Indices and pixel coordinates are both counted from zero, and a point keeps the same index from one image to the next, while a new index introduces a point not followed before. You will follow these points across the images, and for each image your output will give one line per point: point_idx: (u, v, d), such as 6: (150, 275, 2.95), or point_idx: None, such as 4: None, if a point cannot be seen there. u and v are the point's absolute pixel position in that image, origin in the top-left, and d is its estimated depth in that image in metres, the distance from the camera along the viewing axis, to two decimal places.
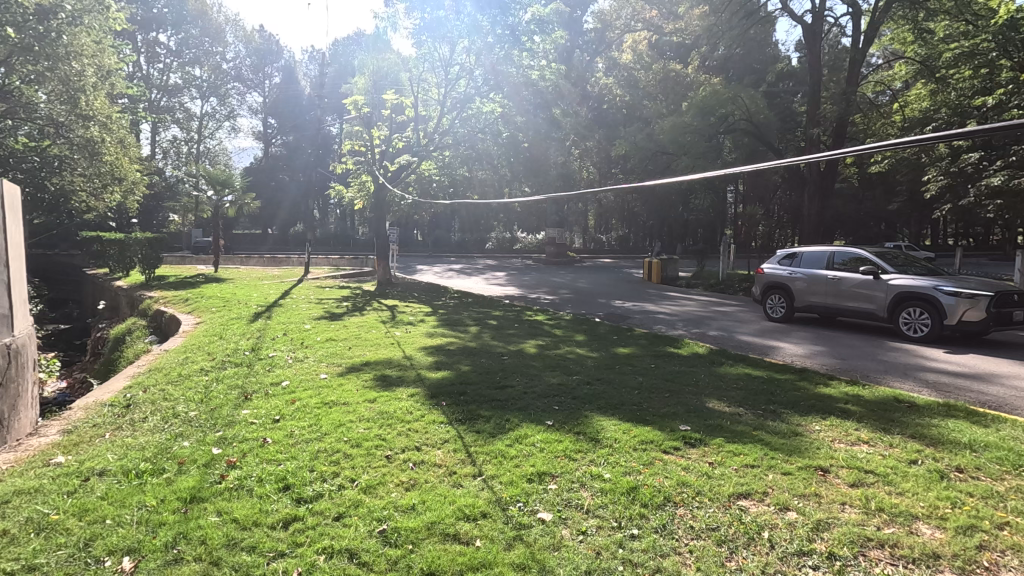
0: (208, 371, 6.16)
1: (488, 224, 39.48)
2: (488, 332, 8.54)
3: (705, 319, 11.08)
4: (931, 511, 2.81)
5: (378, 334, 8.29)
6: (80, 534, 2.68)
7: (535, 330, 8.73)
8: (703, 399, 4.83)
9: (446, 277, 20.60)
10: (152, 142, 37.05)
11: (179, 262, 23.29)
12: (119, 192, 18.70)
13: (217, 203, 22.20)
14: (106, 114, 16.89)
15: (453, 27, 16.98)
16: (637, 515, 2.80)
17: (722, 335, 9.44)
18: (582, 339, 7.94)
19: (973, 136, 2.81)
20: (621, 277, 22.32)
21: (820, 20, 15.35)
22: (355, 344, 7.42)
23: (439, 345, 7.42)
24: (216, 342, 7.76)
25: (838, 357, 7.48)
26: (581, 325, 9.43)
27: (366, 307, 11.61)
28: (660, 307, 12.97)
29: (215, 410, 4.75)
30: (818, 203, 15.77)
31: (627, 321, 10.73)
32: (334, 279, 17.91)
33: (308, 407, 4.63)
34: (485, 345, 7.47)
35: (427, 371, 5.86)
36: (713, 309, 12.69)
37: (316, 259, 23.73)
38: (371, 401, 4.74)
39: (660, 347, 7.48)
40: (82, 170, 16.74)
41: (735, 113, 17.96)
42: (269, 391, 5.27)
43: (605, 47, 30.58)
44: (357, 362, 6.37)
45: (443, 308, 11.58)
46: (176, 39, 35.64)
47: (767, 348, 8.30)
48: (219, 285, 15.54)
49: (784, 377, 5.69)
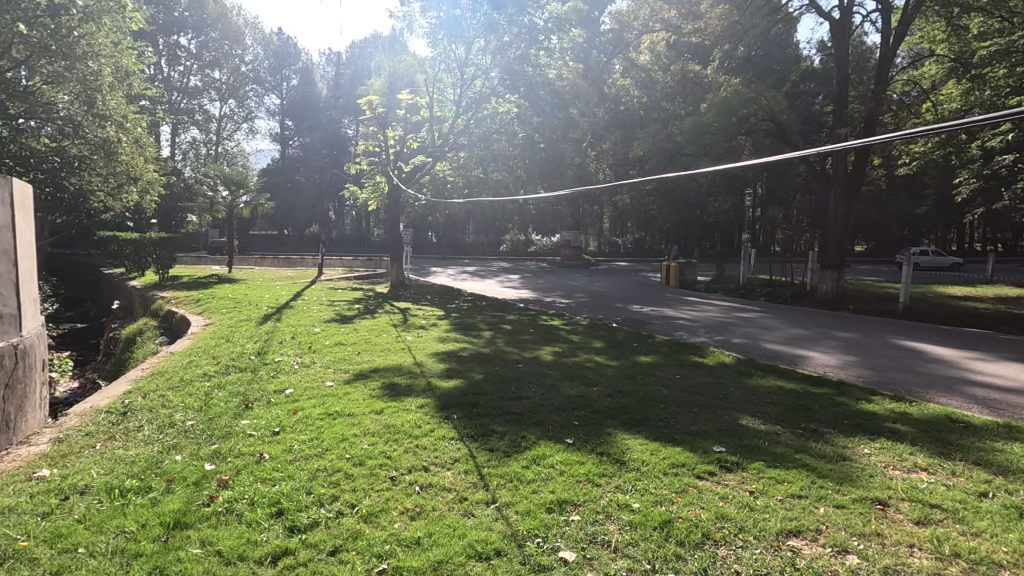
0: (212, 377, 5.91)
1: (503, 227, 39.17)
2: (503, 337, 8.22)
3: (728, 326, 10.64)
4: (1017, 559, 2.42)
5: (389, 338, 8.01)
6: (46, 567, 2.40)
7: (551, 336, 8.37)
8: (736, 415, 4.45)
9: (460, 280, 20.37)
10: (173, 143, 37.81)
11: (194, 262, 23.46)
12: (135, 192, 18.73)
13: (232, 203, 22.13)
14: (123, 114, 16.93)
15: (471, 27, 16.71)
16: (673, 557, 2.44)
17: (746, 343, 9.01)
18: (601, 346, 7.58)
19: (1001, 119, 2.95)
20: (638, 281, 21.84)
21: (848, 16, 14.80)
22: (364, 350, 7.11)
23: (451, 351, 7.11)
24: (222, 345, 7.54)
25: (874, 368, 7.05)
26: (599, 331, 9.01)
27: (377, 309, 11.33)
28: (679, 313, 12.52)
29: (213, 421, 4.48)
30: (845, 206, 15.19)
31: (646, 326, 10.35)
32: (347, 280, 17.78)
33: (310, 418, 4.35)
34: (500, 351, 7.12)
35: (438, 380, 5.53)
36: (735, 315, 12.24)
37: (329, 261, 23.66)
38: (378, 413, 4.43)
39: (683, 355, 7.07)
40: (99, 169, 16.73)
41: (757, 113, 17.47)
42: (271, 400, 4.99)
43: (622, 48, 30.24)
44: (366, 368, 6.08)
45: (455, 312, 11.29)
46: (196, 41, 36.18)
47: (797, 358, 7.86)
48: (231, 285, 15.42)
49: (820, 392, 5.24)
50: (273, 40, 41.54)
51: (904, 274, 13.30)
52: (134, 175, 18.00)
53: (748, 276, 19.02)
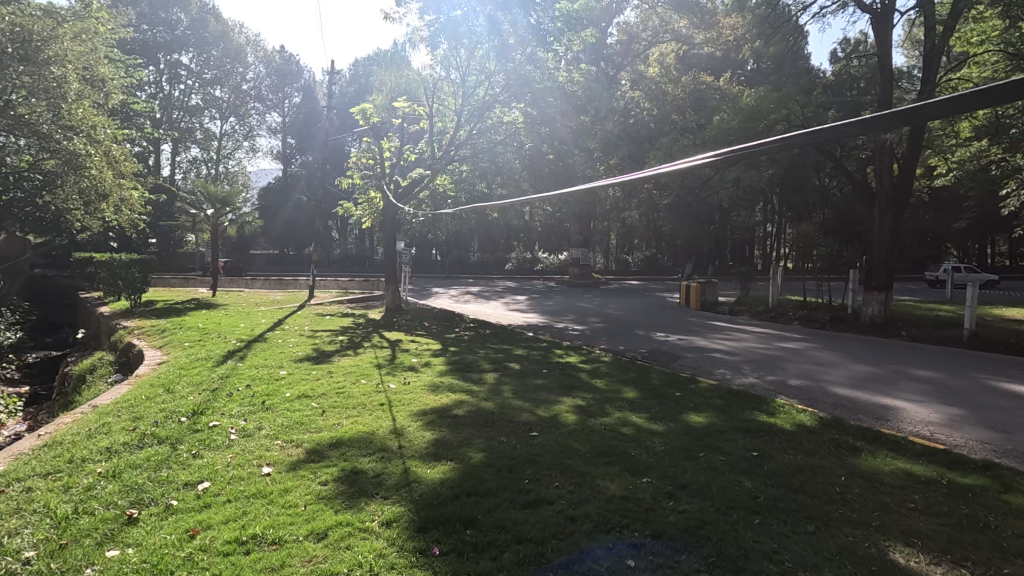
0: (111, 455, 4.30)
1: (508, 245, 37.75)
2: (510, 384, 6.58)
3: (776, 361, 8.99)
4: None
5: (367, 387, 6.40)
6: None
7: (570, 381, 6.73)
8: (882, 544, 2.81)
9: (463, 302, 18.86)
10: (173, 162, 37.26)
11: (182, 284, 22.15)
12: (113, 211, 16.73)
13: (216, 222, 20.53)
14: (94, 126, 15.01)
15: (472, 31, 15.28)
16: None
17: (808, 386, 7.37)
18: (634, 397, 5.96)
19: (971, 110, 2.22)
20: (655, 302, 20.23)
21: (892, 10, 13.22)
22: (331, 408, 5.46)
23: (443, 407, 5.51)
24: (154, 399, 5.95)
25: (993, 427, 5.42)
26: (627, 372, 7.39)
27: (363, 343, 9.71)
28: (712, 343, 10.82)
29: (59, 555, 2.87)
30: (892, 221, 13.57)
31: (678, 362, 8.72)
32: (340, 304, 16.36)
33: (208, 553, 2.77)
34: (507, 408, 5.47)
35: (421, 465, 3.90)
36: (778, 346, 10.51)
37: (324, 282, 22.23)
38: (319, 542, 2.85)
39: (746, 412, 5.40)
40: (65, 185, 15.04)
41: (787, 120, 15.88)
42: (172, 505, 3.40)
43: (631, 60, 29.23)
44: (326, 441, 4.45)
45: (454, 345, 9.69)
46: (197, 60, 35.59)
47: (884, 410, 6.19)
48: (208, 312, 13.94)
49: (976, 485, 3.60)
50: (275, 57, 40.60)
51: (969, 296, 11.62)
52: (102, 194, 16.01)
53: (777, 297, 17.38)
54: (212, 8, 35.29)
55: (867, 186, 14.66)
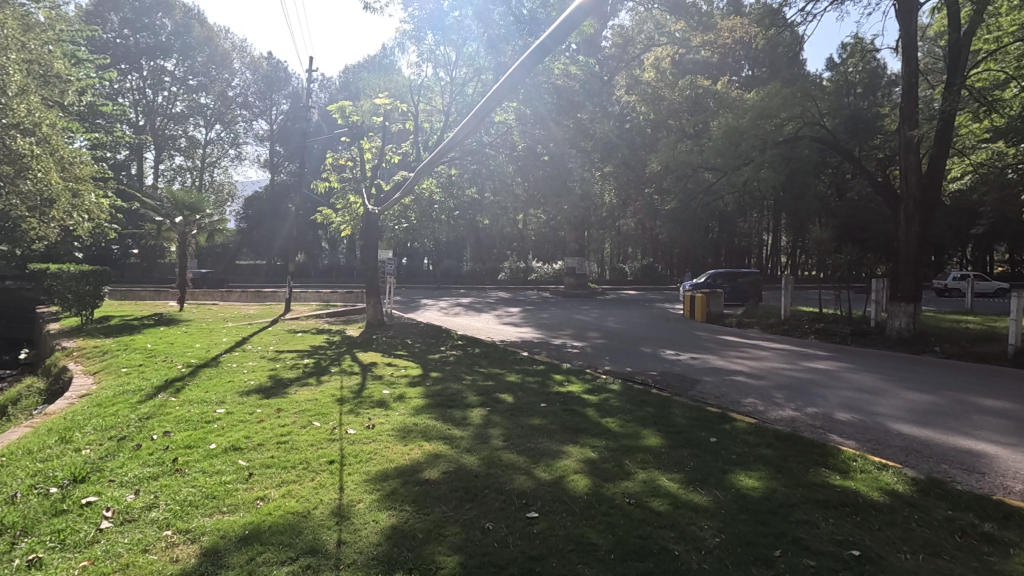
0: None
1: (502, 253, 36.50)
2: (500, 425, 5.28)
3: (810, 386, 7.71)
4: None
5: (320, 432, 5.03)
6: None
7: (574, 420, 5.42)
8: None
9: (451, 315, 17.58)
10: (154, 170, 35.89)
11: (152, 296, 20.71)
12: (67, 217, 15.22)
13: (185, 230, 19.13)
14: (38, 123, 13.49)
15: (460, 26, 14.10)
16: None
17: (861, 420, 6.10)
18: (658, 446, 4.66)
19: None
20: (657, 314, 18.99)
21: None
22: (260, 469, 4.10)
23: (412, 465, 4.16)
24: (30, 455, 4.51)
25: None
26: (642, 405, 6.11)
27: (329, 368, 8.34)
28: (731, 364, 9.51)
29: None
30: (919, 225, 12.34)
31: (699, 390, 7.42)
32: (318, 319, 15.04)
33: None
34: (497, 465, 4.16)
35: None
36: (805, 368, 9.22)
37: (304, 293, 20.85)
38: None
39: (809, 470, 4.12)
40: (9, 190, 13.54)
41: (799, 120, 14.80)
42: None
43: None
44: (235, 531, 3.11)
45: (436, 369, 8.36)
46: (182, 66, 34.22)
47: (977, 458, 4.88)
48: (165, 329, 12.49)
49: None
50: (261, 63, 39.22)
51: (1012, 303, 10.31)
52: (50, 199, 14.44)
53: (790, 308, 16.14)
54: (196, 12, 33.98)
55: (889, 189, 13.50)
